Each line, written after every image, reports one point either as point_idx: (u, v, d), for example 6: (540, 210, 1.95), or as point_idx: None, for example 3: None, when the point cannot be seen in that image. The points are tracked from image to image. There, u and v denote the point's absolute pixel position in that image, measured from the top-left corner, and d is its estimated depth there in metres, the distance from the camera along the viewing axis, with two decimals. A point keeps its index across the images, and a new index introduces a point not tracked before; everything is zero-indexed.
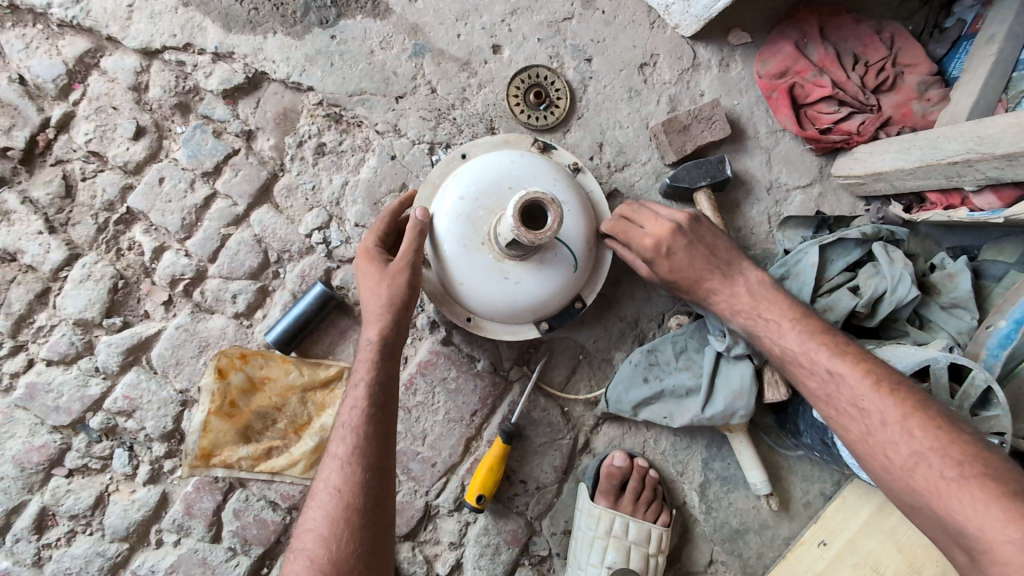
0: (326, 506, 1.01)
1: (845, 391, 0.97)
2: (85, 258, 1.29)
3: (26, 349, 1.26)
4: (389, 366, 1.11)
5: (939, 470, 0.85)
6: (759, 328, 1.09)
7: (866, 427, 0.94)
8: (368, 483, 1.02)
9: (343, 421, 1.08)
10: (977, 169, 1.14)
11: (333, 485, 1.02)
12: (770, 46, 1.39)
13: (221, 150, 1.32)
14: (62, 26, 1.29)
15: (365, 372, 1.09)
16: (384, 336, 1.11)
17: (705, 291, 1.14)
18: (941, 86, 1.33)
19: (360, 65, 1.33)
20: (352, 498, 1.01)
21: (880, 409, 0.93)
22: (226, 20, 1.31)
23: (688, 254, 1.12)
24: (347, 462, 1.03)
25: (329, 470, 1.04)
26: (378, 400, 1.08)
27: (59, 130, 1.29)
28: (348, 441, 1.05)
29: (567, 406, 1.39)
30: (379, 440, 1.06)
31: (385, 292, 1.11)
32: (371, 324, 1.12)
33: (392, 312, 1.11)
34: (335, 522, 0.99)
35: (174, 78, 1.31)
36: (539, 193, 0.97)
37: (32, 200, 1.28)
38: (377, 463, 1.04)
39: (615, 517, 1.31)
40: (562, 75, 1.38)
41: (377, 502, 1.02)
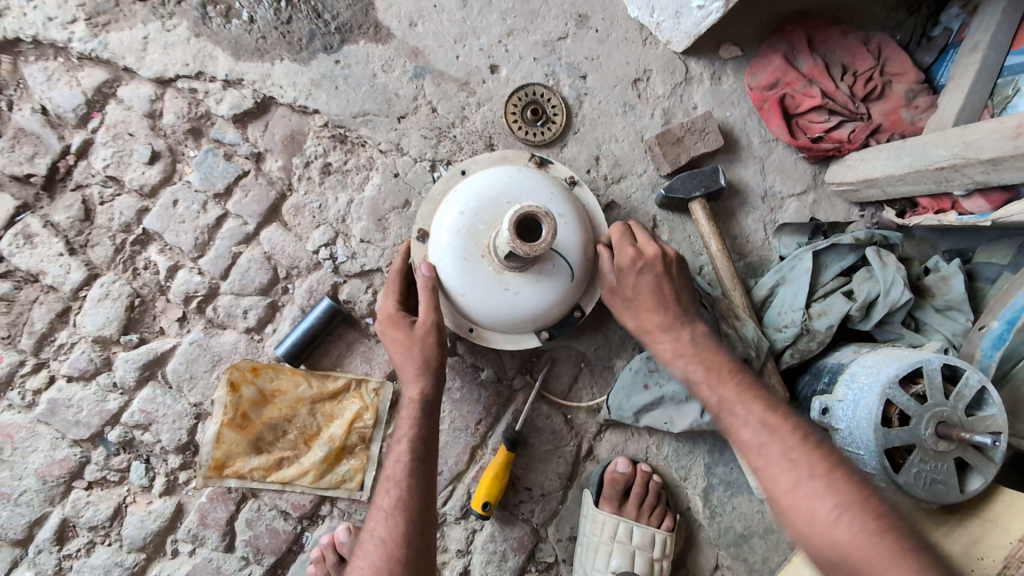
0: (371, 551, 1.08)
1: (778, 444, 0.99)
2: (104, 278, 1.35)
3: (48, 365, 1.32)
4: (431, 418, 1.18)
5: (864, 531, 0.88)
6: (699, 375, 1.10)
7: (794, 480, 0.95)
8: (413, 529, 1.10)
9: (389, 475, 1.14)
10: (964, 173, 1.16)
11: (381, 536, 1.09)
12: (759, 59, 1.43)
13: (232, 172, 1.38)
14: (80, 59, 1.36)
15: (410, 427, 1.16)
16: (425, 393, 1.17)
17: (655, 311, 1.15)
18: (928, 93, 1.36)
19: (363, 88, 1.39)
20: (399, 549, 1.08)
21: (806, 470, 0.95)
22: (236, 48, 1.37)
23: (649, 286, 1.16)
24: (393, 513, 1.11)
25: (376, 520, 1.11)
26: (422, 453, 1.15)
27: (79, 156, 1.36)
28: (393, 490, 1.12)
29: (570, 413, 1.42)
30: (422, 490, 1.14)
31: (417, 353, 1.16)
32: (412, 381, 1.17)
33: (429, 370, 1.17)
34: (382, 572, 1.05)
35: (187, 105, 1.37)
36: (532, 207, 1.01)
37: (53, 223, 1.35)
38: (421, 516, 1.12)
39: (619, 522, 1.33)
40: (557, 93, 1.42)
41: (420, 552, 1.10)
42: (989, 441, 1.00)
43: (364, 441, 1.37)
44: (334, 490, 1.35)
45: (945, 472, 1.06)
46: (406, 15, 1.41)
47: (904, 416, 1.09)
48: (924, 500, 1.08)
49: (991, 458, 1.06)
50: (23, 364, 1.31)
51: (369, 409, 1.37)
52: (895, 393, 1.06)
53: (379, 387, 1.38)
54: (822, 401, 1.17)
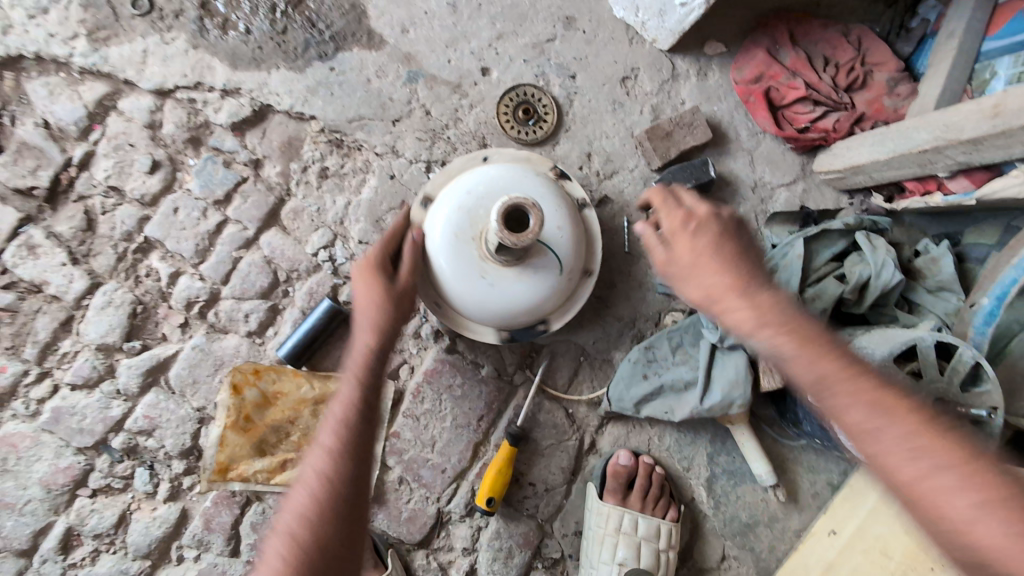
0: (303, 486, 0.89)
1: (854, 380, 0.75)
2: (106, 286, 1.37)
3: (51, 374, 1.33)
4: (372, 373, 0.98)
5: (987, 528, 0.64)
6: (790, 349, 0.78)
7: (876, 423, 0.72)
8: (343, 491, 0.88)
9: (322, 435, 0.92)
10: (946, 155, 1.18)
11: (311, 497, 0.87)
12: (743, 54, 1.47)
13: (231, 179, 1.41)
14: (82, 73, 1.39)
15: (363, 352, 0.99)
16: (380, 332, 1.01)
17: (728, 285, 0.84)
18: (909, 81, 1.39)
19: (358, 93, 1.42)
20: (328, 508, 0.86)
21: (903, 427, 0.71)
22: (233, 59, 1.41)
23: (708, 248, 0.88)
24: (322, 470, 0.89)
25: (302, 482, 0.90)
26: (366, 412, 0.95)
27: (81, 168, 1.39)
28: (323, 448, 0.91)
29: (571, 407, 1.43)
30: (358, 449, 0.92)
31: (381, 309, 1.02)
32: (367, 330, 1.00)
33: (386, 335, 1.01)
34: (301, 538, 0.84)
35: (187, 115, 1.40)
36: (520, 199, 1.03)
37: (56, 234, 1.37)
38: (357, 485, 0.90)
39: (624, 514, 1.34)
40: (548, 92, 1.46)
41: (352, 517, 0.88)
42: (982, 412, 1.02)
43: None
44: None
45: None
46: (398, 22, 1.45)
47: None
48: None
49: (991, 434, 1.05)
50: (27, 374, 1.33)
51: None
52: (890, 369, 1.09)
53: (380, 387, 1.38)
54: None
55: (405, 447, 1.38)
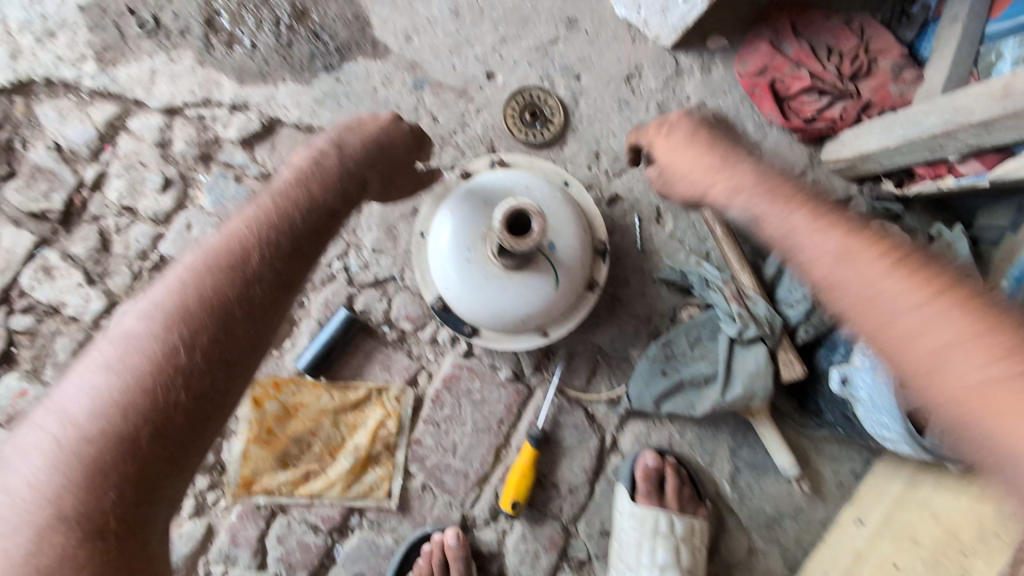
0: (144, 330, 0.72)
1: (859, 274, 0.68)
2: (124, 305, 1.37)
3: None
4: (274, 281, 0.79)
5: (942, 339, 0.61)
6: (766, 207, 0.76)
7: (869, 283, 0.67)
8: (200, 355, 0.72)
9: (159, 296, 0.75)
10: (957, 139, 1.18)
11: (96, 393, 0.69)
12: (746, 48, 1.47)
13: (243, 193, 1.41)
14: (91, 95, 1.40)
15: (271, 211, 0.81)
16: (322, 189, 0.85)
17: (697, 174, 0.83)
18: (914, 67, 1.39)
19: (365, 103, 1.43)
20: (119, 418, 0.68)
21: (883, 288, 0.66)
22: (240, 74, 1.42)
23: (683, 142, 0.86)
24: (179, 312, 0.73)
25: (97, 362, 0.72)
26: (242, 296, 0.76)
27: (94, 189, 1.40)
28: (188, 286, 0.75)
29: (591, 407, 1.43)
30: (250, 320, 0.76)
31: (373, 151, 0.94)
32: (345, 152, 0.91)
33: (375, 174, 0.94)
34: (80, 444, 0.67)
35: (196, 132, 1.41)
36: (523, 202, 0.99)
37: (71, 256, 1.38)
38: (186, 388, 0.71)
39: (661, 515, 1.31)
40: (553, 94, 1.46)
41: (216, 391, 0.74)
42: None
43: (388, 449, 1.37)
44: (362, 500, 1.36)
45: None
46: (401, 31, 1.46)
47: None
48: (949, 462, 1.08)
49: None
50: (49, 396, 1.34)
51: (391, 416, 1.38)
52: None
53: (400, 394, 1.39)
54: (840, 371, 1.18)
55: (427, 454, 1.39)
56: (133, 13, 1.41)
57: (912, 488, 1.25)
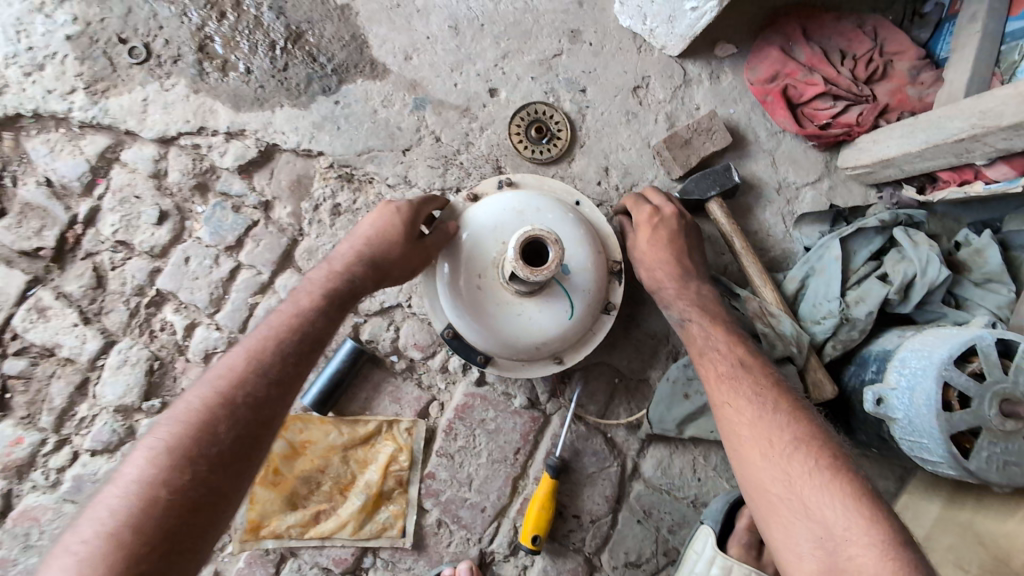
0: (169, 426, 0.88)
1: (750, 416, 0.96)
2: (121, 344, 1.32)
3: (70, 441, 1.29)
4: (280, 381, 0.97)
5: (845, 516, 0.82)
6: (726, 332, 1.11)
7: (757, 415, 0.96)
8: (216, 448, 0.88)
9: (221, 365, 0.96)
10: (985, 142, 1.13)
11: (162, 450, 0.86)
12: (756, 54, 1.42)
13: (241, 223, 1.37)
14: (82, 127, 1.36)
15: (282, 325, 1.02)
16: (322, 304, 1.06)
17: (664, 272, 1.19)
18: (931, 69, 1.34)
19: (365, 125, 1.39)
20: (177, 469, 0.85)
21: (784, 451, 0.90)
22: (236, 100, 1.37)
23: (665, 238, 1.21)
24: (203, 412, 0.90)
25: (164, 424, 0.89)
26: (283, 366, 0.98)
27: (87, 224, 1.35)
28: (212, 389, 0.92)
29: (610, 432, 1.37)
30: (258, 416, 0.93)
31: (386, 241, 1.13)
32: (346, 260, 1.11)
33: (372, 268, 1.11)
34: (148, 496, 0.82)
35: (192, 161, 1.36)
36: (540, 230, 0.95)
37: (65, 294, 1.33)
38: (235, 445, 0.90)
39: (751, 575, 1.14)
40: (559, 109, 1.42)
41: (211, 490, 0.86)
42: None
43: (401, 485, 1.31)
44: (375, 539, 1.30)
45: (1018, 454, 1.00)
46: (400, 50, 1.41)
47: (963, 397, 1.03)
48: (996, 485, 1.02)
49: None
50: (45, 443, 1.28)
51: (403, 451, 1.32)
52: (952, 374, 1.01)
53: (411, 427, 1.33)
54: (874, 391, 1.12)
55: (442, 488, 1.33)
56: (123, 42, 1.37)
57: (952, 509, 1.20)
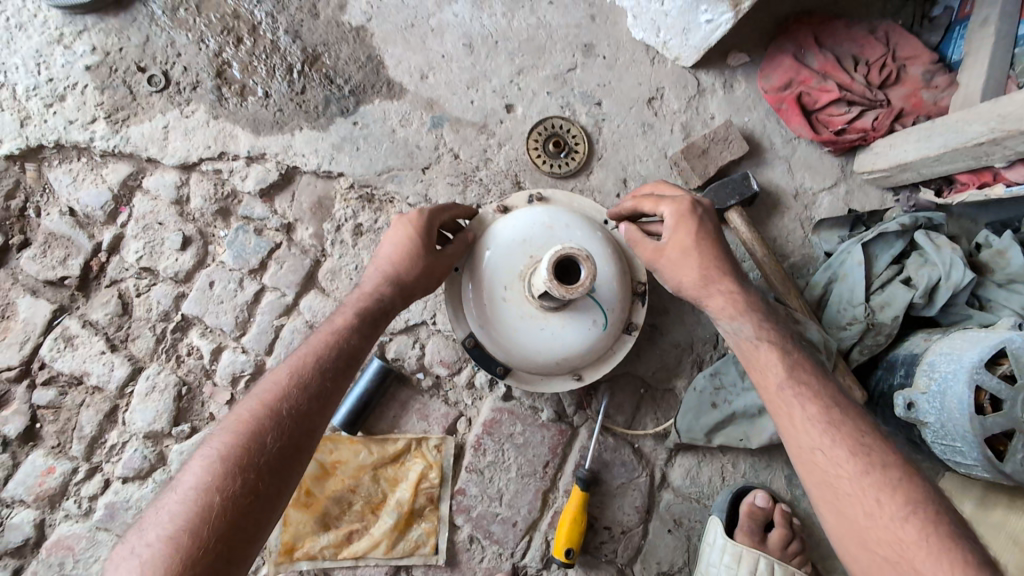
0: (222, 437, 0.90)
1: (819, 427, 0.91)
2: (148, 370, 1.33)
3: (101, 469, 1.29)
4: (322, 396, 0.97)
5: (925, 536, 0.81)
6: (770, 339, 0.99)
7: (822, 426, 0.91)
8: (262, 461, 0.88)
9: (265, 383, 0.97)
10: (1005, 146, 1.14)
11: (212, 465, 0.86)
12: (769, 62, 1.43)
13: (264, 246, 1.37)
14: (104, 156, 1.37)
15: (323, 341, 1.02)
16: (358, 321, 1.06)
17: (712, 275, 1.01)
18: (945, 72, 1.36)
19: (384, 145, 1.40)
20: (228, 482, 0.85)
21: (854, 468, 0.87)
22: (255, 125, 1.38)
23: (706, 236, 1.03)
24: (250, 425, 0.90)
25: (214, 441, 0.90)
26: (324, 381, 0.98)
27: (111, 252, 1.35)
28: (260, 402, 0.93)
29: (637, 442, 1.38)
30: (302, 430, 0.93)
31: (405, 256, 1.10)
32: (374, 280, 1.10)
33: (397, 285, 1.09)
34: (203, 508, 0.83)
35: (213, 186, 1.37)
36: (574, 249, 0.96)
37: (91, 322, 1.34)
38: (280, 460, 0.89)
39: (761, 557, 1.25)
40: (576, 122, 1.43)
41: (257, 503, 0.86)
42: None
43: (432, 502, 1.32)
44: (408, 558, 1.30)
45: None
46: (416, 69, 1.43)
47: (994, 399, 1.03)
48: None
49: None
50: (76, 471, 1.29)
51: (433, 468, 1.33)
52: (982, 377, 1.02)
53: (440, 444, 1.33)
54: (904, 396, 1.13)
55: (473, 504, 1.33)
56: (142, 70, 1.38)
57: (983, 510, 1.20)
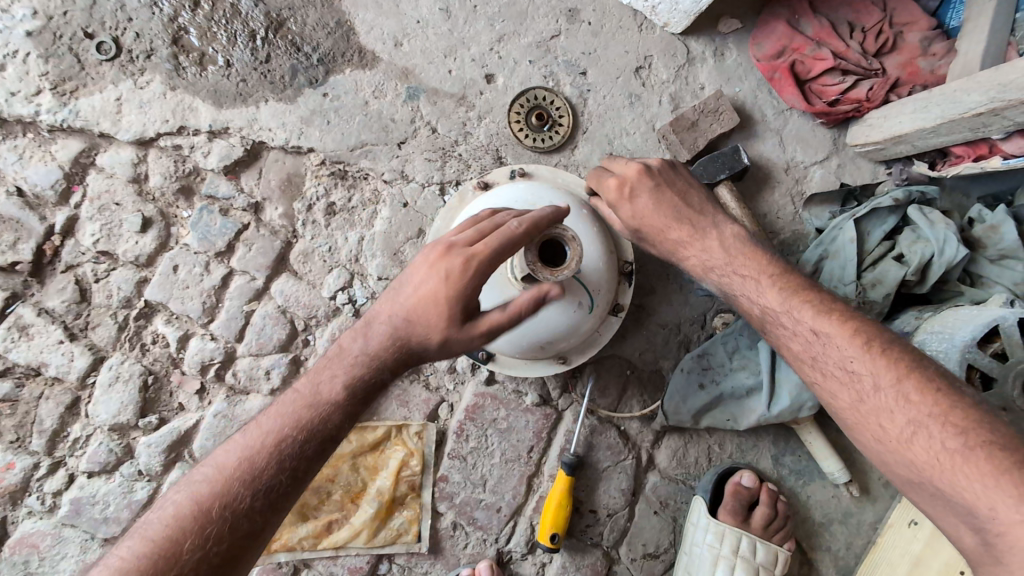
0: (186, 500, 0.82)
1: (830, 355, 0.86)
2: (111, 360, 1.26)
3: (65, 464, 1.23)
4: (272, 496, 0.84)
5: (934, 450, 0.75)
6: (736, 285, 0.97)
7: (816, 355, 0.88)
8: (175, 575, 0.77)
9: (243, 436, 0.87)
10: (1005, 116, 1.10)
11: (171, 527, 0.79)
12: (762, 28, 1.37)
13: (231, 227, 1.29)
14: (53, 131, 1.27)
15: (297, 415, 0.87)
16: (348, 396, 0.89)
17: (672, 243, 1.02)
18: (942, 39, 1.31)
19: (357, 118, 1.31)
20: (183, 551, 0.78)
21: (860, 393, 0.83)
22: (217, 97, 1.29)
23: (649, 208, 1.01)
24: (178, 521, 0.80)
25: (180, 498, 0.83)
26: (306, 450, 0.86)
27: (66, 235, 1.27)
28: (200, 490, 0.82)
29: (623, 425, 1.34)
30: (238, 535, 0.81)
31: (427, 314, 0.88)
32: (382, 331, 0.90)
33: (407, 347, 0.90)
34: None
35: (173, 163, 1.29)
36: (557, 228, 0.94)
37: (48, 310, 1.26)
38: (241, 531, 0.81)
39: (742, 536, 1.25)
40: (560, 94, 1.35)
41: (212, 574, 0.79)
42: None
43: (413, 490, 1.28)
44: (390, 546, 1.27)
45: None
46: (390, 35, 1.34)
47: (986, 377, 1.05)
48: None
49: None
50: (38, 467, 1.22)
51: (415, 455, 1.29)
52: (972, 356, 1.02)
53: (420, 430, 1.29)
54: None
55: (456, 491, 1.30)
56: (91, 37, 1.27)
57: None
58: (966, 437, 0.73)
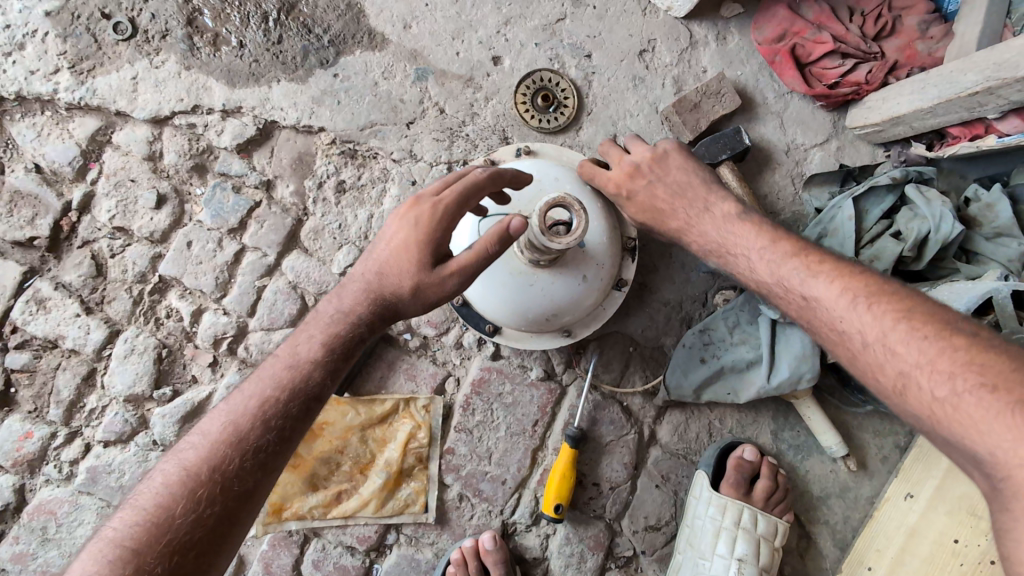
0: (176, 467, 0.84)
1: (822, 318, 0.89)
2: (126, 333, 1.29)
3: (81, 434, 1.26)
4: (261, 457, 0.85)
5: (932, 398, 0.73)
6: (733, 262, 1.02)
7: (809, 321, 0.91)
8: (171, 538, 0.78)
9: (229, 402, 0.90)
10: (999, 95, 1.13)
11: (164, 491, 0.82)
12: (763, 13, 1.40)
13: (243, 204, 1.32)
14: (70, 109, 1.30)
15: (278, 377, 0.90)
16: (325, 356, 0.91)
17: (675, 230, 1.09)
18: (940, 22, 1.33)
19: (367, 98, 1.34)
20: (179, 511, 0.80)
21: (855, 349, 0.84)
22: (230, 76, 1.32)
23: (648, 202, 1.09)
24: (168, 488, 0.82)
25: (170, 465, 0.85)
26: (287, 410, 0.88)
27: (82, 211, 1.30)
28: (189, 458, 0.85)
29: (625, 400, 1.37)
30: (230, 498, 0.82)
31: (397, 263, 0.92)
32: (355, 292, 0.94)
33: (380, 304, 0.93)
34: (150, 538, 0.78)
35: (188, 141, 1.32)
36: (564, 198, 0.97)
37: (64, 284, 1.29)
38: (233, 491, 0.83)
39: (745, 508, 1.28)
40: (565, 76, 1.38)
41: (210, 535, 0.80)
42: None
43: (420, 462, 1.32)
44: (398, 516, 1.30)
45: None
46: (398, 18, 1.37)
47: None
48: None
49: None
50: (56, 436, 1.26)
51: (422, 428, 1.32)
52: None
53: (428, 404, 1.32)
54: None
55: (462, 463, 1.33)
56: (107, 17, 1.31)
57: None
58: (960, 379, 0.70)
